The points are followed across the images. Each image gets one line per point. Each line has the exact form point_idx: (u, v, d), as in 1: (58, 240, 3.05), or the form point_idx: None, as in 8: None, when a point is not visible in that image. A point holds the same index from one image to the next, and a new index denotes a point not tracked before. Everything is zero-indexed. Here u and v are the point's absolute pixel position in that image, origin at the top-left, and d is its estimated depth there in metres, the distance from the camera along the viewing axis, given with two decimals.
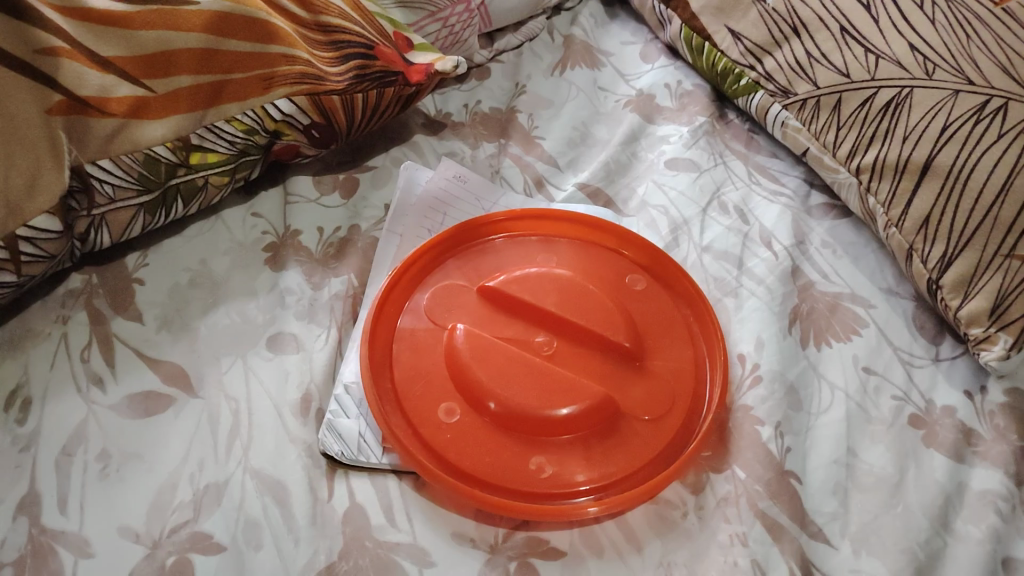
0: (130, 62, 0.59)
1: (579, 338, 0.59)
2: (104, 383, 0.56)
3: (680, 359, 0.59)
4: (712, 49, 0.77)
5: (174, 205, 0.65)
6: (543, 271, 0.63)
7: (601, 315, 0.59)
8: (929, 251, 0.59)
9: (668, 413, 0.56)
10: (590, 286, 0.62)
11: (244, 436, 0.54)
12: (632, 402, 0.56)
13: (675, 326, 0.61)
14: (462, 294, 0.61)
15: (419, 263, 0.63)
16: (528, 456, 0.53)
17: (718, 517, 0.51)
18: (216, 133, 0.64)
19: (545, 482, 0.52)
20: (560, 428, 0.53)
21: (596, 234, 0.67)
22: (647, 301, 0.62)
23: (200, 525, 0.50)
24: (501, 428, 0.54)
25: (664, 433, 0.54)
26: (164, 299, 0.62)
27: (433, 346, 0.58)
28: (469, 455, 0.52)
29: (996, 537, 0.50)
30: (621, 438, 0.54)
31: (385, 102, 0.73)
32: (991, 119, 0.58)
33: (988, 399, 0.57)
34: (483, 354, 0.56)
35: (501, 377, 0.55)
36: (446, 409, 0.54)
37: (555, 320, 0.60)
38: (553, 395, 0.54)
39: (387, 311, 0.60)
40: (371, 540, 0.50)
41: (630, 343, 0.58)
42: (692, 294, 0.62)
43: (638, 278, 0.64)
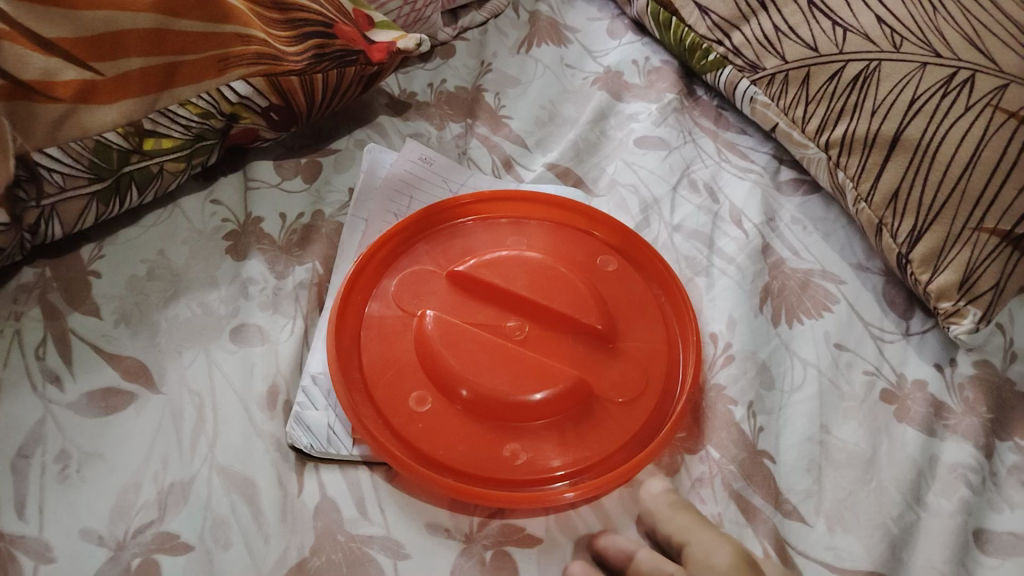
0: (75, 44, 0.56)
1: (551, 322, 0.58)
2: (61, 380, 0.54)
3: (654, 340, 0.58)
4: (679, 24, 0.76)
5: (128, 193, 0.62)
6: (513, 253, 0.61)
7: (573, 297, 0.59)
8: (899, 225, 0.59)
9: (642, 394, 0.55)
10: (561, 268, 0.61)
11: (210, 432, 0.52)
12: (606, 385, 0.55)
13: (648, 307, 0.60)
14: (432, 280, 0.60)
15: (386, 248, 0.61)
16: (502, 443, 0.52)
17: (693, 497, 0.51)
18: (169, 117, 0.61)
19: (521, 468, 0.51)
20: (534, 413, 0.53)
21: (566, 215, 0.66)
22: (618, 283, 0.62)
23: (167, 525, 0.48)
24: (473, 415, 0.53)
25: (638, 415, 0.54)
26: (122, 291, 0.60)
27: (402, 334, 0.57)
28: (442, 444, 0.51)
29: (967, 509, 0.50)
30: (596, 422, 0.54)
31: (346, 83, 0.71)
32: (959, 91, 0.58)
33: (957, 371, 0.57)
34: (454, 341, 0.55)
35: (473, 364, 0.54)
36: (417, 397, 0.53)
37: (526, 304, 0.59)
38: (526, 381, 0.53)
39: (354, 297, 0.58)
40: (344, 534, 0.48)
41: (602, 326, 0.57)
42: (664, 274, 0.61)
43: (609, 260, 0.63)
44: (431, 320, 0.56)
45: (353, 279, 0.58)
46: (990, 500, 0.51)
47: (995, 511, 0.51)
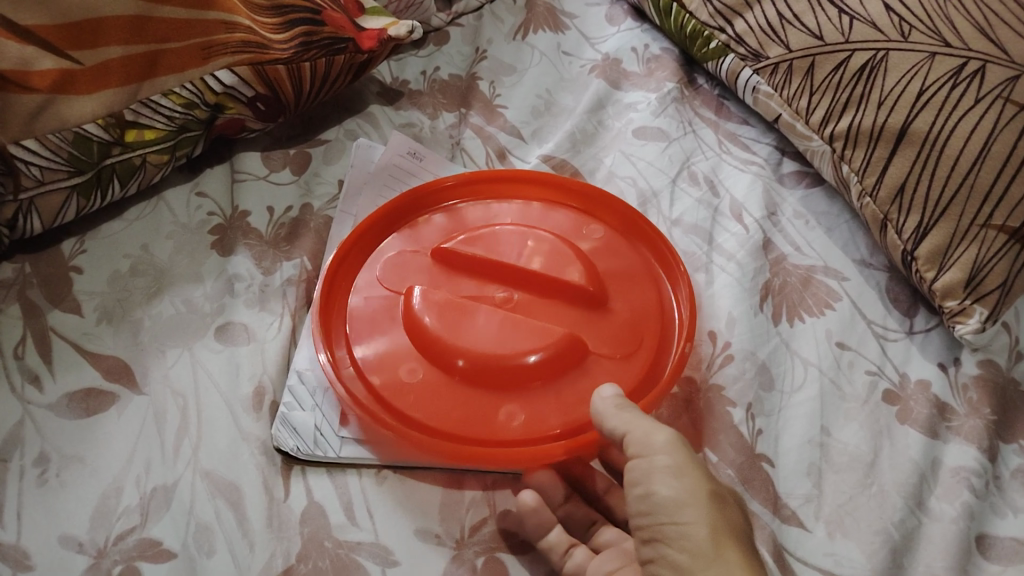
0: (53, 31, 0.54)
1: (541, 289, 0.57)
2: (40, 381, 0.52)
3: (645, 298, 0.57)
4: (680, 11, 0.74)
5: (110, 186, 0.60)
6: (501, 226, 0.60)
7: (561, 261, 0.57)
8: (904, 221, 0.58)
9: (637, 350, 0.54)
10: (549, 233, 0.60)
11: (194, 435, 0.51)
12: (600, 345, 0.54)
13: (636, 267, 0.59)
14: (415, 264, 0.58)
15: (368, 234, 0.60)
16: (498, 406, 0.51)
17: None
18: (152, 108, 0.59)
19: (519, 429, 0.50)
20: (528, 375, 0.51)
21: (552, 190, 0.64)
22: (607, 246, 0.60)
23: (148, 531, 0.47)
24: (467, 384, 0.51)
25: (635, 369, 0.53)
26: (104, 288, 0.58)
27: (389, 318, 0.55)
28: (437, 415, 0.50)
29: (971, 514, 0.48)
30: (591, 379, 0.52)
31: (335, 70, 0.68)
32: (969, 83, 0.56)
33: (962, 371, 0.56)
34: (442, 313, 0.53)
35: (463, 331, 0.52)
36: (408, 369, 0.52)
37: (516, 273, 0.57)
38: (516, 341, 0.52)
39: (337, 286, 0.57)
40: (331, 541, 0.47)
41: (592, 286, 0.56)
42: (652, 234, 0.60)
43: (594, 226, 0.62)
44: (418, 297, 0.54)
45: (336, 267, 0.57)
46: (994, 504, 0.50)
47: (999, 516, 0.49)
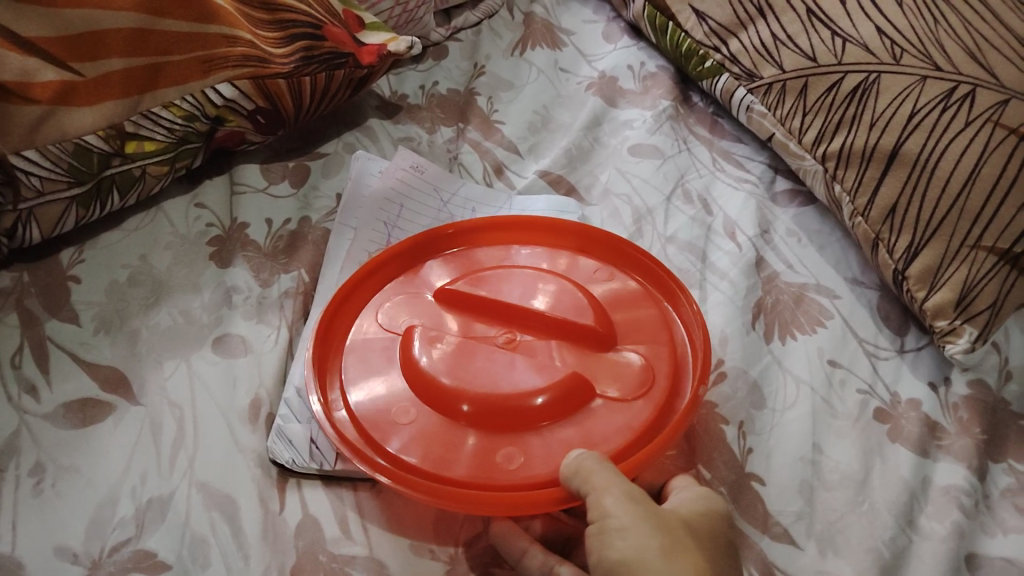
0: (55, 43, 0.55)
1: (550, 331, 0.54)
2: (37, 390, 0.52)
3: (658, 336, 0.54)
4: (676, 30, 0.75)
5: (110, 197, 0.61)
6: (506, 270, 0.58)
7: (569, 303, 0.55)
8: (896, 241, 0.58)
9: (652, 388, 0.50)
10: (556, 276, 0.57)
11: (190, 447, 0.51)
12: (611, 387, 0.50)
13: (647, 307, 0.56)
14: (417, 305, 0.56)
15: (368, 279, 0.58)
16: (495, 449, 0.47)
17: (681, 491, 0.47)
18: (153, 120, 0.60)
19: (514, 473, 0.46)
20: (535, 418, 0.48)
21: (554, 238, 0.62)
22: (617, 287, 0.57)
23: (143, 543, 0.47)
24: (472, 430, 0.48)
25: (648, 408, 0.49)
26: (102, 298, 0.58)
27: (388, 359, 0.53)
28: (437, 458, 0.47)
29: (960, 533, 0.49)
30: (601, 420, 0.48)
31: (335, 85, 0.70)
32: (959, 106, 0.57)
33: (952, 391, 0.56)
34: (444, 357, 0.51)
35: (466, 373, 0.50)
36: (402, 412, 0.49)
37: (522, 314, 0.55)
38: (523, 380, 0.49)
39: (335, 329, 0.55)
40: (325, 554, 0.47)
41: (601, 324, 0.53)
42: (659, 272, 0.57)
43: (602, 269, 0.59)
44: (418, 341, 0.52)
45: (334, 309, 0.55)
46: (983, 523, 0.50)
47: (988, 535, 0.49)
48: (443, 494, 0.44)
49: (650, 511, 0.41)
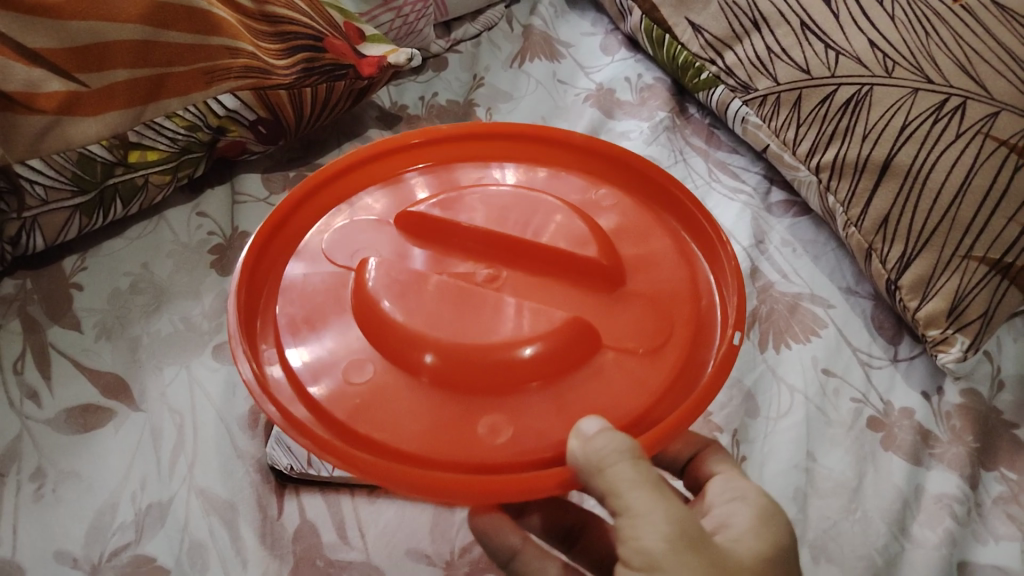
0: (61, 54, 0.56)
1: (534, 267, 0.47)
2: (38, 396, 0.53)
3: (677, 276, 0.47)
4: (672, 42, 0.76)
5: (112, 206, 0.62)
6: (484, 190, 0.51)
7: (565, 230, 0.47)
8: (888, 251, 0.59)
9: (666, 344, 0.43)
10: (545, 199, 0.50)
11: (189, 452, 0.52)
12: (614, 338, 0.43)
13: (666, 241, 0.49)
14: (374, 232, 0.49)
15: (318, 197, 0.51)
16: (474, 418, 0.40)
17: (717, 490, 0.43)
18: (155, 130, 0.61)
19: (501, 450, 0.39)
20: (524, 376, 0.41)
21: (543, 152, 0.55)
22: (620, 214, 0.51)
23: (142, 547, 0.47)
24: (441, 386, 0.41)
25: (663, 371, 0.42)
26: (103, 305, 0.59)
27: (337, 295, 0.45)
28: (396, 427, 0.39)
29: (952, 541, 0.49)
30: (605, 380, 0.42)
31: (336, 96, 0.70)
32: (950, 118, 0.57)
33: (945, 400, 0.57)
34: (406, 290, 0.43)
35: (433, 313, 0.42)
36: (356, 367, 0.42)
37: (507, 244, 0.47)
38: (504, 327, 0.42)
39: (261, 267, 0.47)
40: (323, 559, 0.48)
41: (608, 260, 0.46)
42: (685, 205, 0.51)
43: (605, 195, 0.52)
44: (374, 270, 0.44)
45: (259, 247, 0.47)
46: (975, 531, 0.50)
47: (979, 543, 0.50)
48: (401, 475, 0.36)
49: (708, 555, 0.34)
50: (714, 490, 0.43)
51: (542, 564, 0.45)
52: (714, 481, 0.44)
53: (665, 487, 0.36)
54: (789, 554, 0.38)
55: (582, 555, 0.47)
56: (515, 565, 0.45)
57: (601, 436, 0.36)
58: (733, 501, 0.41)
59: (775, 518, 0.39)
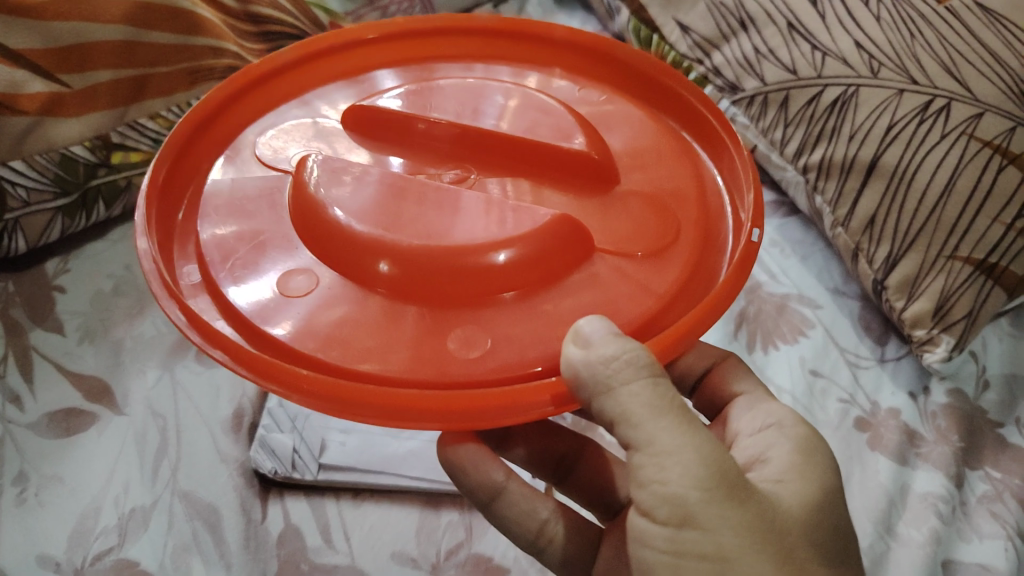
0: (44, 55, 0.56)
1: (514, 167, 0.44)
2: (21, 400, 0.53)
3: (679, 176, 0.44)
4: (661, 42, 0.76)
5: (95, 206, 0.61)
6: (456, 90, 0.48)
7: (546, 127, 0.45)
8: (875, 251, 0.59)
9: (671, 247, 0.40)
10: (524, 101, 0.47)
11: (173, 455, 0.51)
12: (611, 241, 0.40)
13: (666, 140, 0.46)
14: (316, 134, 0.45)
15: (271, 93, 0.48)
16: (442, 334, 0.36)
17: (746, 421, 0.43)
18: (139, 131, 0.61)
19: (473, 366, 0.35)
20: (498, 283, 0.37)
21: (522, 48, 0.52)
22: (611, 113, 0.48)
23: (125, 551, 0.47)
24: (397, 297, 0.37)
25: (667, 276, 0.39)
26: (87, 307, 0.58)
27: (271, 201, 0.41)
28: (346, 343, 0.36)
29: (937, 540, 0.49)
30: (602, 285, 0.38)
31: None
32: (935, 119, 0.57)
33: (931, 400, 0.57)
34: (349, 194, 0.40)
35: (391, 216, 0.39)
36: (297, 280, 0.38)
37: (490, 143, 0.45)
38: (473, 231, 0.38)
39: (185, 163, 0.43)
40: (308, 563, 0.48)
41: (597, 156, 0.43)
42: (690, 102, 0.47)
43: (593, 92, 0.50)
44: (314, 165, 0.41)
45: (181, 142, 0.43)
46: (960, 530, 0.51)
47: (964, 541, 0.50)
48: (346, 396, 0.32)
49: (746, 506, 0.32)
50: (743, 423, 0.43)
51: (531, 506, 0.44)
52: (738, 405, 0.46)
53: (693, 419, 0.33)
54: (831, 493, 0.37)
55: (575, 488, 0.48)
56: (496, 507, 0.44)
57: (608, 344, 0.32)
58: (767, 430, 0.41)
59: (816, 455, 0.39)
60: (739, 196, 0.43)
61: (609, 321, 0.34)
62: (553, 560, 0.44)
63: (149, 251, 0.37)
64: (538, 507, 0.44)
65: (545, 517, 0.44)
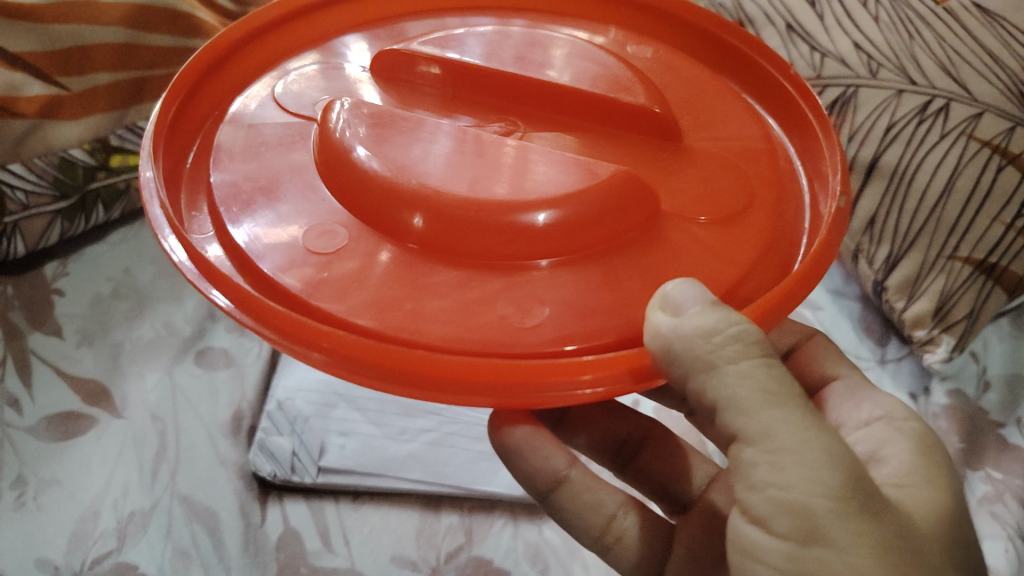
0: (42, 57, 0.56)
1: (561, 122, 0.42)
2: (19, 404, 0.52)
3: (747, 135, 0.41)
4: None
5: (94, 210, 0.61)
6: (492, 42, 0.45)
7: (603, 81, 0.42)
8: (876, 252, 0.59)
9: (747, 211, 0.37)
10: (577, 57, 0.44)
11: (172, 459, 0.51)
12: (672, 202, 0.37)
13: (729, 99, 0.43)
14: (337, 81, 0.43)
15: (293, 38, 0.45)
16: (492, 299, 0.33)
17: (849, 412, 0.41)
18: (138, 134, 0.62)
19: (520, 333, 0.31)
20: (549, 242, 0.34)
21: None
22: (665, 66, 0.45)
23: (124, 555, 0.47)
24: (431, 253, 0.34)
25: (743, 242, 0.35)
26: (85, 310, 0.58)
27: (293, 149, 0.38)
28: (372, 298, 0.32)
29: None
30: (670, 249, 0.35)
31: None
32: (934, 119, 0.57)
33: (932, 401, 0.57)
34: (386, 139, 0.37)
35: (431, 164, 0.36)
36: (326, 233, 0.34)
37: (540, 96, 0.42)
38: (527, 185, 0.35)
39: (196, 105, 0.40)
40: (307, 567, 0.48)
41: (659, 109, 0.40)
42: (755, 61, 0.44)
43: (645, 48, 0.46)
44: (341, 111, 0.38)
45: (194, 81, 0.39)
46: None
47: None
48: (370, 355, 0.29)
49: (885, 524, 0.29)
50: (846, 414, 0.41)
51: (596, 499, 0.42)
52: (834, 393, 0.43)
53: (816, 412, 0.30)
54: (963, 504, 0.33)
55: (642, 477, 0.47)
56: (558, 499, 0.43)
57: (702, 315, 0.29)
58: (876, 424, 0.38)
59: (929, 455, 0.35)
60: (817, 167, 0.40)
61: (702, 286, 0.31)
62: (621, 560, 0.42)
63: (155, 188, 0.34)
64: (605, 501, 0.42)
65: (612, 512, 0.42)
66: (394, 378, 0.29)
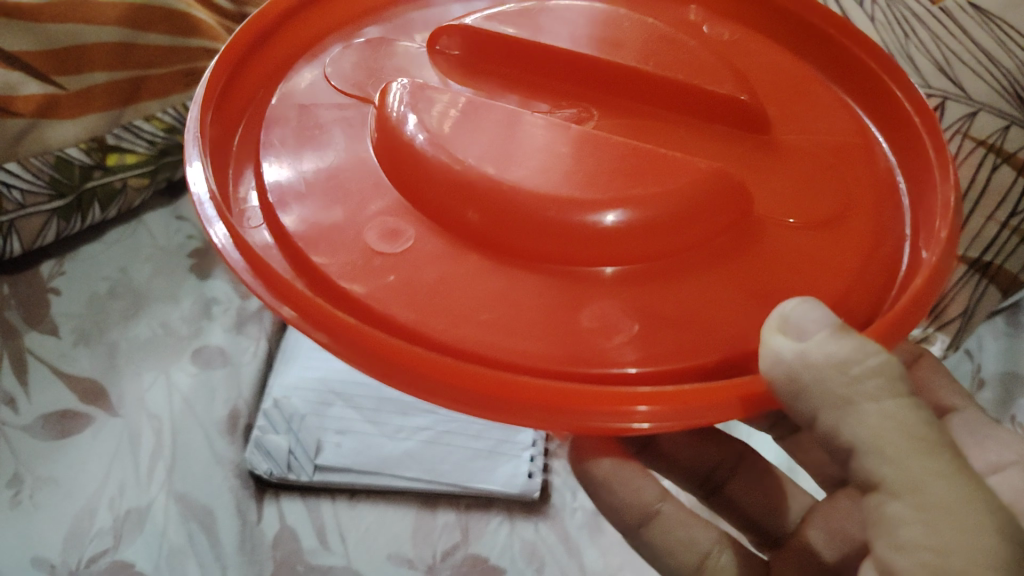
0: (39, 57, 0.56)
1: (637, 107, 0.39)
2: (15, 402, 0.52)
3: (839, 128, 0.38)
4: None
5: (90, 209, 0.61)
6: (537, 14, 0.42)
7: (685, 63, 0.39)
8: None
9: (843, 216, 0.34)
10: (650, 31, 0.40)
11: (167, 456, 0.51)
12: (762, 202, 0.34)
13: (819, 88, 0.40)
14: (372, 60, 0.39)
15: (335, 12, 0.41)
16: (571, 309, 0.31)
17: (974, 450, 0.40)
18: (133, 132, 0.62)
19: (598, 350, 0.30)
20: (627, 248, 0.32)
21: None
22: (744, 50, 0.42)
23: (121, 553, 0.47)
24: (491, 252, 0.32)
25: (840, 249, 0.33)
26: (82, 309, 0.58)
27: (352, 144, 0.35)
28: (421, 306, 0.30)
29: None
30: (763, 255, 0.32)
31: None
32: None
33: None
34: (448, 120, 0.34)
35: (502, 155, 0.33)
36: (390, 230, 0.32)
37: (613, 81, 0.39)
38: (603, 182, 0.32)
39: (239, 84, 0.37)
40: (303, 564, 0.48)
41: (746, 98, 0.37)
42: (842, 43, 0.41)
43: (721, 29, 0.43)
44: (399, 91, 0.35)
45: (237, 58, 0.37)
46: None
47: None
48: (436, 371, 0.27)
49: None
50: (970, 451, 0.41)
51: (690, 536, 0.40)
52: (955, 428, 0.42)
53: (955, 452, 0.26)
54: None
55: (733, 509, 0.46)
56: (649, 532, 0.40)
57: (832, 342, 0.26)
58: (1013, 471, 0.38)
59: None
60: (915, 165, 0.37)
61: (824, 307, 0.28)
62: None
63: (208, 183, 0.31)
64: (699, 538, 0.40)
65: (706, 550, 0.39)
66: (464, 398, 0.27)
